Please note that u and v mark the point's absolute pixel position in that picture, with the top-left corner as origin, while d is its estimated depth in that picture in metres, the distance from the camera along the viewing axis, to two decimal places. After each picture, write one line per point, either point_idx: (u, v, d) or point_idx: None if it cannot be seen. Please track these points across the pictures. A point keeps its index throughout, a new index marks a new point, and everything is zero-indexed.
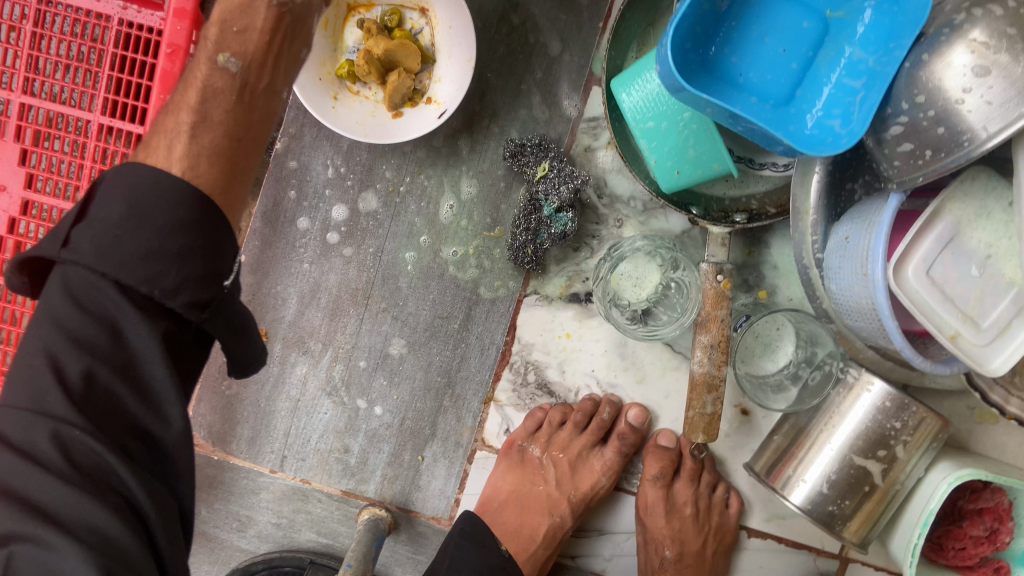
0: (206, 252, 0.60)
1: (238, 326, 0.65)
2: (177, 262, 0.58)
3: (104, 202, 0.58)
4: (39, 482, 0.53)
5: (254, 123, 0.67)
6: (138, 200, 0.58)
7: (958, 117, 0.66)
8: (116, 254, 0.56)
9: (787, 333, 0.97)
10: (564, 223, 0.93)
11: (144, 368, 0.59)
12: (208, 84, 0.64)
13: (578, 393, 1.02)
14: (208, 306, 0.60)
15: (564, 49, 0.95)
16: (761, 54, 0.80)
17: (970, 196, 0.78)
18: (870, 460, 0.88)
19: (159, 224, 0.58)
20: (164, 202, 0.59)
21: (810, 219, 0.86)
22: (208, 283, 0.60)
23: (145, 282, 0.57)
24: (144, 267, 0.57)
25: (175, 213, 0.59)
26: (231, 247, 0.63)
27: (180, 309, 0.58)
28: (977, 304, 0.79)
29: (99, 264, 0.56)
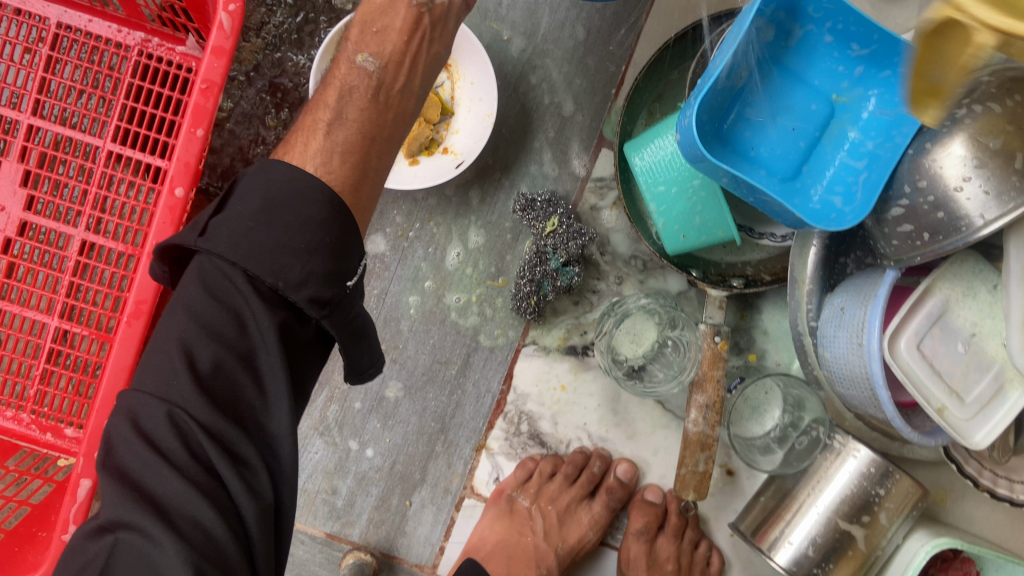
0: (332, 249, 0.64)
1: (356, 331, 0.68)
2: (303, 258, 0.62)
3: (243, 199, 0.64)
4: (160, 475, 0.57)
5: (388, 122, 0.74)
6: (273, 195, 0.63)
7: (957, 203, 0.70)
8: (248, 245, 0.61)
9: (774, 397, 1.01)
10: (571, 277, 0.96)
11: (263, 361, 0.62)
12: (346, 82, 0.74)
13: (569, 445, 1.03)
14: (329, 304, 0.64)
15: (578, 111, 0.99)
16: (771, 131, 0.85)
17: (959, 277, 0.83)
18: (854, 525, 0.90)
19: (289, 222, 0.63)
20: (298, 200, 0.64)
21: (806, 289, 0.90)
22: (330, 281, 0.63)
23: (271, 274, 0.61)
24: (274, 260, 0.61)
25: (310, 211, 0.64)
26: (355, 249, 0.67)
27: (303, 303, 0.62)
28: (962, 379, 0.83)
29: (231, 252, 0.61)
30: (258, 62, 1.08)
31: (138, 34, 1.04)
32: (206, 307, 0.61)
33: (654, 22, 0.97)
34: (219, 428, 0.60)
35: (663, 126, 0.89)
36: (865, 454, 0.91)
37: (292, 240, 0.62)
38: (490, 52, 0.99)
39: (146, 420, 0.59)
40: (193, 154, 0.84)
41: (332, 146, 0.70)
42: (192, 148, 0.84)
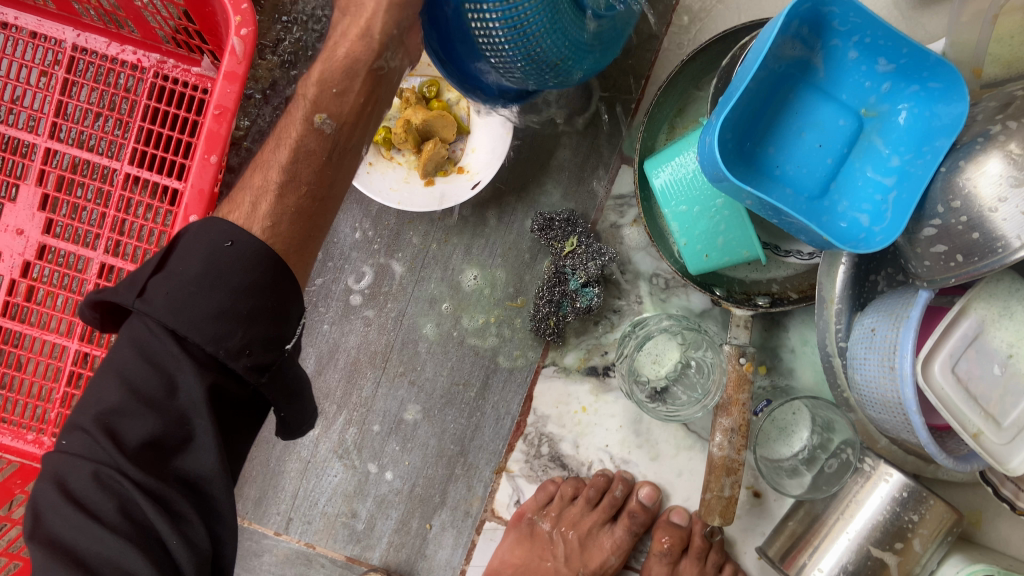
0: (273, 314, 0.64)
1: (289, 393, 0.67)
2: (243, 324, 0.61)
3: (185, 257, 0.62)
4: (93, 535, 0.56)
5: (328, 181, 0.73)
6: (215, 260, 0.62)
7: (992, 224, 0.66)
8: (190, 312, 0.59)
9: (803, 418, 0.98)
10: (590, 298, 0.93)
11: (195, 424, 0.60)
12: (303, 145, 0.72)
13: (591, 468, 1.02)
14: (268, 368, 0.63)
15: (597, 128, 0.97)
16: (797, 148, 0.83)
17: (995, 296, 0.80)
18: (887, 552, 0.87)
19: (232, 286, 0.61)
20: (235, 265, 0.62)
21: (834, 309, 0.87)
22: (270, 346, 0.63)
23: (212, 342, 0.60)
24: (214, 326, 0.60)
25: (243, 275, 0.62)
26: (296, 310, 0.67)
27: (241, 370, 0.61)
28: (998, 402, 0.80)
29: (172, 318, 0.59)
30: (274, 80, 1.07)
31: (154, 56, 1.04)
32: (138, 368, 0.59)
33: (674, 34, 0.95)
34: (158, 486, 0.58)
35: (684, 144, 0.87)
36: (899, 477, 0.88)
37: (231, 301, 0.61)
38: None
39: (76, 480, 0.57)
40: (208, 180, 0.83)
41: (271, 214, 0.69)
42: (207, 174, 0.83)
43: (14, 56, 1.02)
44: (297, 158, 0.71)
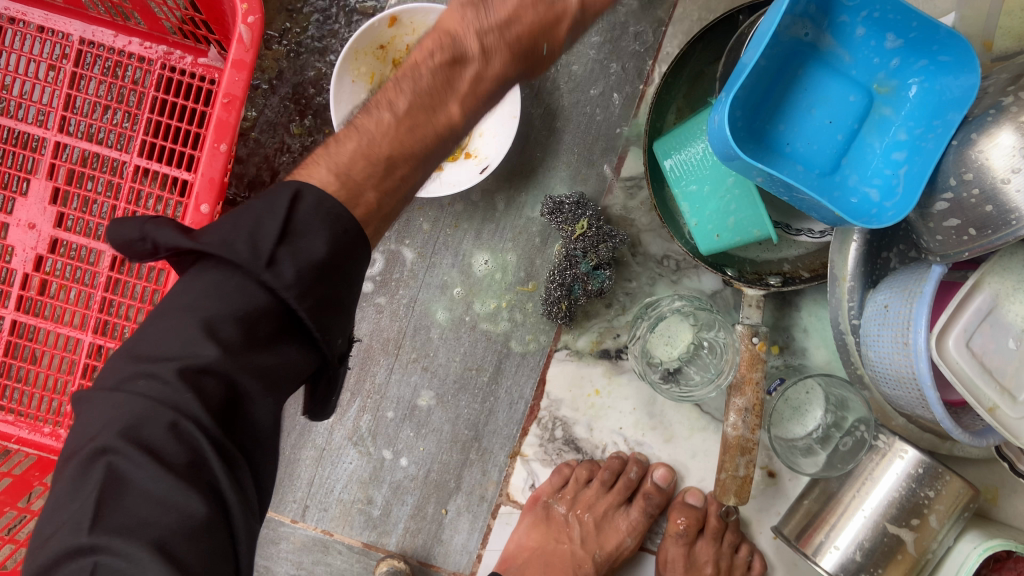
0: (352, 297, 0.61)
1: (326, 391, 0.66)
2: (342, 313, 0.61)
3: (307, 233, 0.59)
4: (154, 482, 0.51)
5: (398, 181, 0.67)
6: (340, 242, 0.60)
7: (1005, 196, 0.66)
8: (316, 293, 0.57)
9: (816, 397, 0.98)
10: (602, 281, 0.93)
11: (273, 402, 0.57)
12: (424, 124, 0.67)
13: (605, 451, 1.02)
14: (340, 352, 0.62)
15: (606, 110, 0.97)
16: (807, 125, 0.82)
17: (1009, 271, 0.80)
18: (904, 528, 0.87)
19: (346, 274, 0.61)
20: (353, 249, 0.62)
21: (847, 286, 0.87)
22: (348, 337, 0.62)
23: (314, 314, 0.57)
24: (325, 314, 0.58)
25: (353, 264, 0.62)
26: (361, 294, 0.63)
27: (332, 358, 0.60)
28: (1014, 376, 0.79)
29: (299, 300, 0.56)
30: (282, 70, 1.07)
31: (160, 47, 1.04)
32: (243, 344, 0.55)
33: (681, 16, 0.95)
34: (226, 442, 0.54)
35: (693, 124, 0.86)
36: (912, 454, 0.88)
37: (343, 290, 0.60)
38: None
39: (151, 430, 0.51)
40: (218, 169, 0.83)
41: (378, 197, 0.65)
42: (217, 163, 0.83)
43: (22, 51, 1.02)
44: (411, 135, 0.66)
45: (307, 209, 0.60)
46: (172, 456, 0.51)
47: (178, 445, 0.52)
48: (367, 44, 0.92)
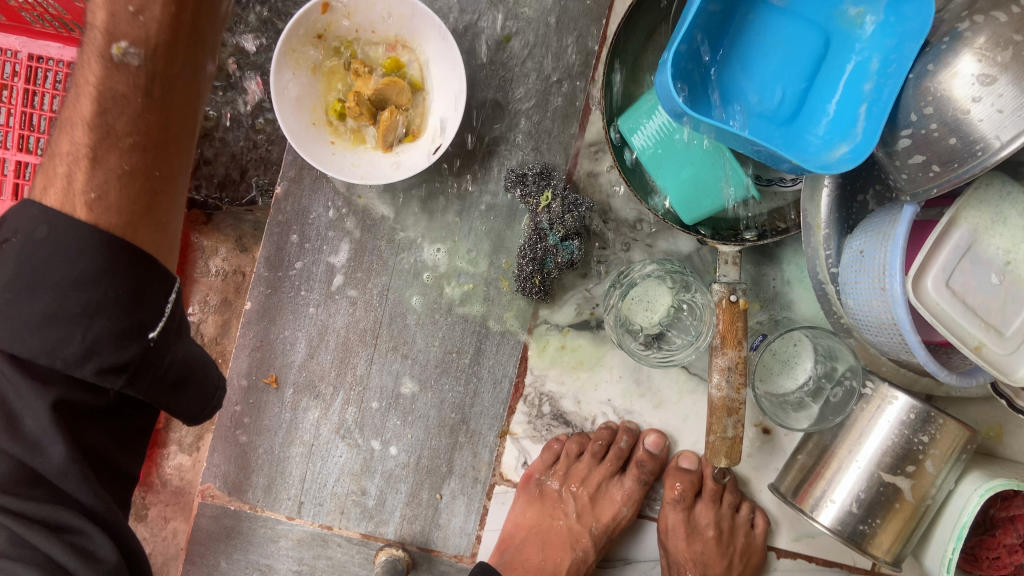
0: (122, 303, 0.61)
1: (176, 377, 0.68)
2: (83, 325, 0.60)
3: (4, 255, 0.60)
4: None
5: (137, 177, 0.63)
6: (32, 251, 0.59)
7: (970, 126, 0.64)
8: (15, 321, 0.59)
9: (804, 348, 0.95)
10: (571, 252, 0.91)
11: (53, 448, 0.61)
12: (106, 87, 0.62)
13: (594, 422, 1.01)
14: (128, 365, 0.62)
15: (563, 75, 0.94)
16: (762, 72, 0.79)
17: (986, 203, 0.77)
18: (899, 476, 0.85)
19: (55, 282, 0.59)
20: (58, 248, 0.59)
21: (822, 234, 0.84)
22: (124, 340, 0.61)
23: (52, 350, 0.59)
24: (43, 334, 0.59)
25: (67, 269, 0.59)
26: (157, 293, 0.64)
27: (92, 375, 0.61)
28: (999, 312, 0.76)
29: (9, 346, 0.59)
30: None
31: None
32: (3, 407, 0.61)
33: None
34: (30, 506, 0.62)
35: (650, 96, 0.85)
36: (904, 401, 0.85)
37: (105, 299, 0.61)
38: (462, 25, 0.94)
39: None
40: None
41: (93, 187, 0.62)
42: None
43: None
44: (103, 108, 0.62)
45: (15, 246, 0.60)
46: None
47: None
48: (304, 35, 0.87)
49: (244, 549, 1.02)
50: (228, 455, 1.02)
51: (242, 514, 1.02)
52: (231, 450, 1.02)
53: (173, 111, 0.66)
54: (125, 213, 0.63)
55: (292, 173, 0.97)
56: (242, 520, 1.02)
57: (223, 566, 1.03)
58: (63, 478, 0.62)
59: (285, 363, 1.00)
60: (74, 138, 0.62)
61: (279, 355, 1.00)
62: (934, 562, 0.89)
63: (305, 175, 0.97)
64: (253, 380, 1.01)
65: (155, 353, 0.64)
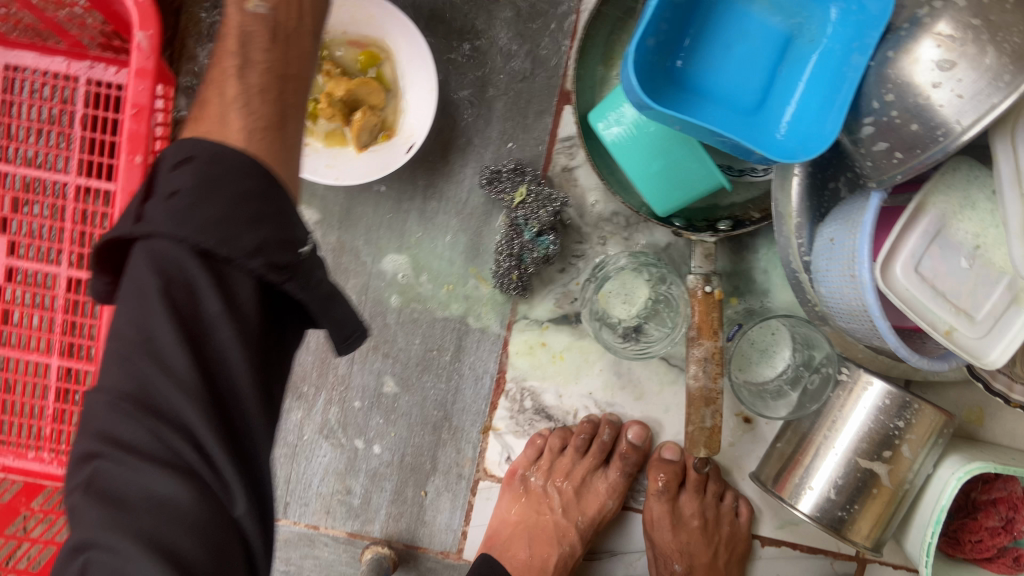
0: (279, 218, 0.52)
1: (325, 294, 0.55)
2: (252, 226, 0.50)
3: (175, 175, 0.51)
4: (127, 474, 0.47)
5: (287, 101, 0.61)
6: (206, 171, 0.51)
7: (931, 112, 0.65)
8: (192, 221, 0.48)
9: (782, 337, 0.96)
10: (547, 247, 0.92)
11: (214, 342, 0.50)
12: (242, 30, 0.60)
13: (576, 416, 1.01)
14: (288, 270, 0.51)
15: (535, 71, 0.95)
16: (727, 63, 0.79)
17: (953, 188, 0.77)
18: (876, 462, 0.85)
19: (230, 193, 0.50)
20: (232, 171, 0.52)
21: (794, 223, 0.85)
22: (286, 246, 0.51)
23: (222, 245, 0.48)
24: (218, 232, 0.48)
25: (244, 182, 0.51)
26: (297, 214, 0.54)
27: (260, 271, 0.50)
28: (969, 297, 0.76)
29: (177, 229, 0.48)
30: None
31: (83, 62, 1.02)
32: (131, 311, 0.49)
33: None
34: (178, 427, 0.48)
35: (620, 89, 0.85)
36: (880, 386, 0.86)
37: (257, 203, 0.51)
38: (433, 23, 0.95)
39: (126, 429, 0.47)
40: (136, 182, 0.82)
41: (244, 96, 0.57)
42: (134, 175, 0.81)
43: None
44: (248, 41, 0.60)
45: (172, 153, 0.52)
46: (137, 439, 0.47)
47: (154, 440, 0.47)
48: None
49: None
50: None
51: None
52: None
53: (294, 60, 0.62)
54: (266, 120, 0.57)
55: None
56: None
57: None
58: (232, 375, 0.50)
59: None
60: (248, 55, 0.59)
61: None
62: (914, 546, 0.90)
63: None
64: None
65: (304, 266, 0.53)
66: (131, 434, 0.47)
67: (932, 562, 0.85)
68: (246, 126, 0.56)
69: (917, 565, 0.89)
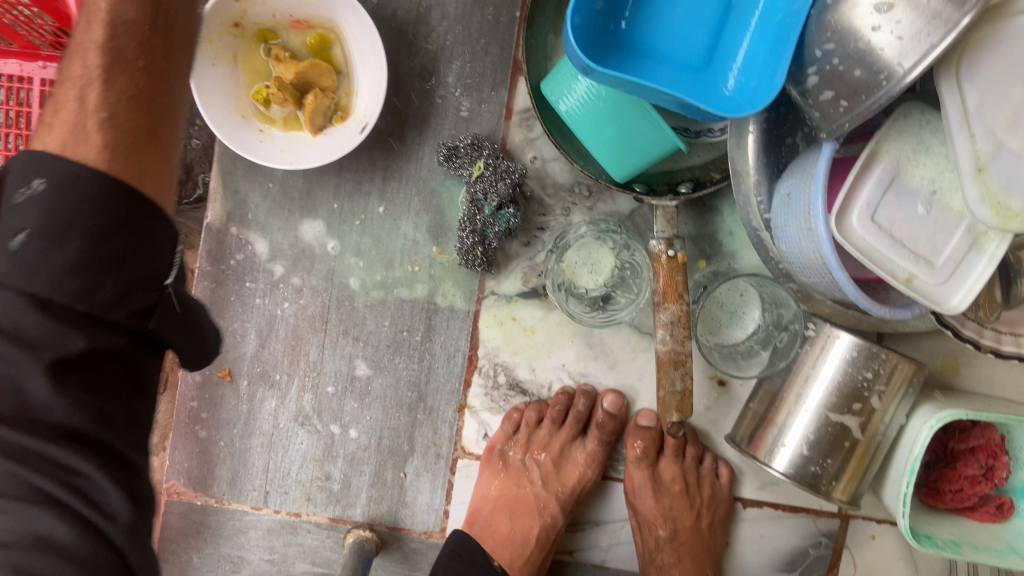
0: (139, 255, 0.52)
1: (184, 323, 0.59)
2: (114, 271, 0.51)
3: (20, 208, 0.49)
4: None
5: (157, 117, 0.58)
6: (58, 201, 0.49)
7: (873, 56, 0.64)
8: (45, 270, 0.49)
9: (751, 297, 0.95)
10: (508, 220, 0.91)
11: (34, 388, 0.50)
12: (116, 15, 0.55)
13: (551, 388, 1.01)
14: (154, 310, 0.55)
15: (486, 44, 0.94)
16: (672, 23, 0.79)
17: (906, 134, 0.76)
18: (847, 415, 0.85)
19: (90, 227, 0.50)
20: (86, 200, 0.50)
21: (752, 180, 0.84)
22: (149, 285, 0.53)
23: (80, 299, 0.50)
24: (78, 281, 0.50)
25: (102, 216, 0.50)
26: (166, 242, 0.55)
27: (124, 319, 0.53)
28: (928, 243, 0.76)
29: (30, 283, 0.49)
30: None
31: (37, 64, 1.01)
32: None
33: None
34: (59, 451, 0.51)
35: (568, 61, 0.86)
36: (847, 337, 0.85)
37: (89, 248, 0.50)
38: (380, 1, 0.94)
39: None
40: None
41: (105, 105, 0.55)
42: None
43: None
44: (115, 34, 0.55)
45: (18, 175, 0.50)
46: None
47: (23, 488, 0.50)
48: (219, 24, 0.87)
49: (215, 542, 1.03)
50: (190, 452, 1.02)
51: (210, 508, 1.03)
52: (192, 446, 1.02)
53: (174, 39, 0.58)
54: (132, 136, 0.55)
55: (225, 165, 0.97)
56: (210, 514, 1.03)
57: (195, 560, 1.03)
58: (64, 408, 0.51)
59: (237, 356, 1.01)
60: (117, 52, 0.55)
61: (230, 348, 1.00)
62: (891, 497, 0.90)
63: (238, 165, 0.97)
64: (207, 375, 1.01)
65: (168, 299, 0.56)
66: (1, 465, 0.50)
67: (908, 511, 0.85)
68: (102, 138, 0.53)
69: (895, 516, 0.89)
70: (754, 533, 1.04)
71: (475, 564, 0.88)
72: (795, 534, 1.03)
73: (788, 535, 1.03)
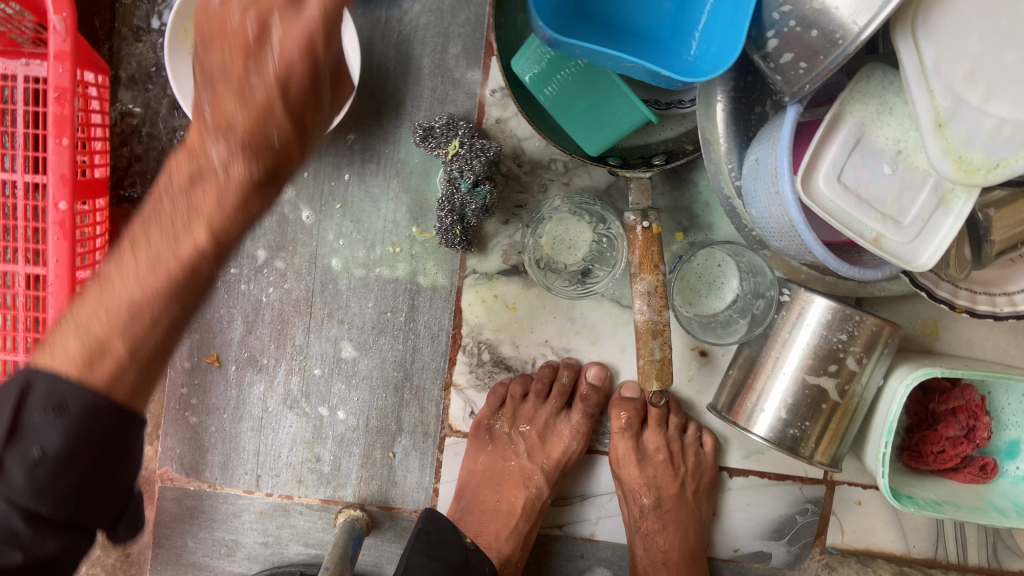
0: (115, 479, 0.53)
1: (128, 525, 0.58)
2: (82, 492, 0.51)
3: (40, 424, 0.50)
4: None
5: (177, 327, 0.55)
6: (78, 426, 0.50)
7: (828, 16, 0.65)
8: (52, 491, 0.50)
9: (729, 267, 0.96)
10: (484, 197, 0.91)
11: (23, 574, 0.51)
12: (214, 203, 0.51)
13: (535, 364, 1.03)
14: (121, 516, 0.56)
15: (458, 25, 0.95)
16: None
17: (869, 95, 0.77)
18: (823, 377, 0.86)
19: (88, 459, 0.51)
20: (100, 429, 0.51)
21: (722, 148, 0.84)
22: (119, 500, 0.54)
23: (53, 506, 0.51)
24: (67, 501, 0.51)
25: (92, 445, 0.51)
26: (135, 461, 0.54)
27: (90, 527, 0.54)
28: (895, 202, 0.77)
29: (28, 501, 0.50)
30: (157, 61, 1.09)
31: (19, 60, 0.98)
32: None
33: None
34: None
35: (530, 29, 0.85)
36: (821, 301, 0.86)
37: (83, 477, 0.51)
38: None
39: None
40: (66, 164, 0.83)
41: (139, 331, 0.53)
42: (64, 159, 0.83)
43: None
44: (185, 245, 0.52)
45: (39, 399, 0.50)
46: None
47: None
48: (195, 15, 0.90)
49: (209, 526, 1.04)
50: (182, 438, 1.04)
51: (202, 493, 1.04)
52: (184, 432, 1.04)
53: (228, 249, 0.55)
54: (153, 352, 0.54)
55: None
56: (203, 499, 1.04)
57: (190, 545, 1.05)
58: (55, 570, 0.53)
59: (224, 342, 1.02)
60: (184, 235, 0.52)
61: (217, 334, 1.02)
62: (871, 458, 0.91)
63: None
64: (196, 361, 1.03)
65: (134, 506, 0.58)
66: None
67: (888, 470, 0.86)
68: (125, 367, 0.52)
69: (875, 476, 0.90)
70: (741, 502, 1.05)
71: (446, 543, 0.89)
72: (782, 501, 1.04)
73: (775, 502, 1.04)
